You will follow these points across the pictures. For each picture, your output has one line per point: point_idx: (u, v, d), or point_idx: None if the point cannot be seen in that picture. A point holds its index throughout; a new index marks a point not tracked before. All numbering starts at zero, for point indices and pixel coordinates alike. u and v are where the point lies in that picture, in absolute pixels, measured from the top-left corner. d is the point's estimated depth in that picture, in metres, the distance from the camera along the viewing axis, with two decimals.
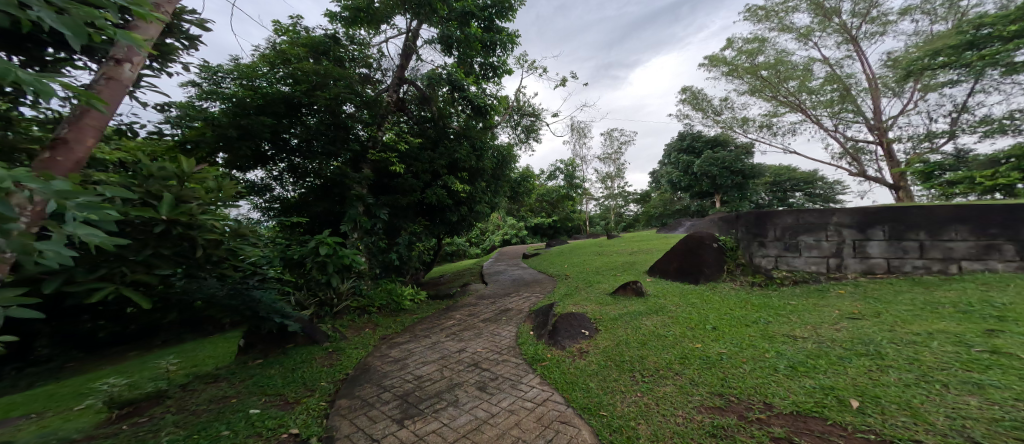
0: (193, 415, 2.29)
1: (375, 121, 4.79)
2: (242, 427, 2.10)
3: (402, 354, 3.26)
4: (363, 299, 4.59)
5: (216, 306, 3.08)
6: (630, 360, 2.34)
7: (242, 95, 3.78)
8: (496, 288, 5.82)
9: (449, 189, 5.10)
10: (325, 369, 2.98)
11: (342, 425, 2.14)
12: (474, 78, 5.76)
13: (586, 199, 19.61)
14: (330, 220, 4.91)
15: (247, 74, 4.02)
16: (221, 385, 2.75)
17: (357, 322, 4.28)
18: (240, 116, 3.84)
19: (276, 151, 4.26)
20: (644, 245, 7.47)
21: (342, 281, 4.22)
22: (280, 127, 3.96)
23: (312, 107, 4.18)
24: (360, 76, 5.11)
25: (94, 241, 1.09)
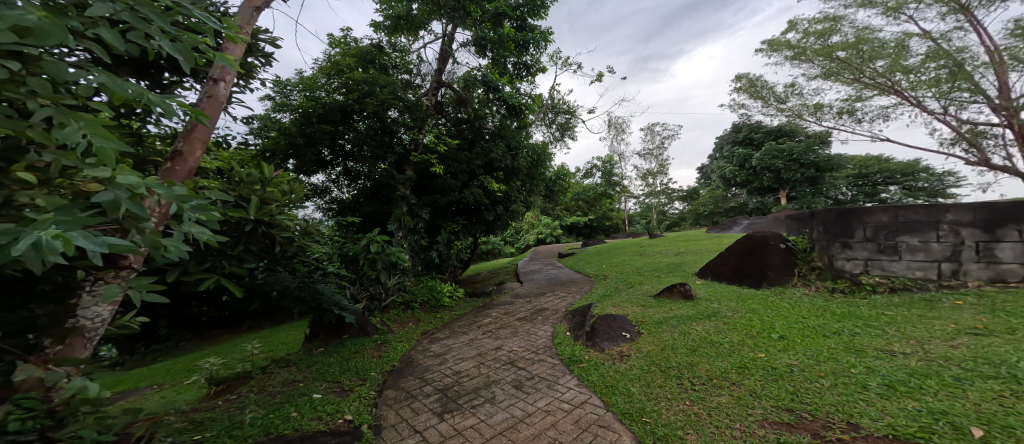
0: (270, 395, 2.54)
1: (416, 124, 4.98)
2: (308, 410, 2.29)
3: (441, 349, 3.38)
4: (407, 295, 4.80)
5: (287, 298, 3.40)
6: (678, 367, 2.21)
7: (305, 106, 4.15)
8: (531, 288, 5.82)
9: (486, 189, 5.19)
10: (375, 360, 3.16)
11: (388, 415, 2.25)
12: (509, 78, 5.79)
13: (626, 197, 18.99)
14: (379, 220, 5.12)
15: (309, 86, 4.39)
16: (291, 369, 3.02)
17: (402, 316, 4.49)
18: (305, 125, 4.22)
19: (334, 156, 4.59)
20: (690, 245, 7.09)
21: (388, 276, 4.46)
22: (337, 133, 4.28)
23: (362, 114, 4.44)
24: (402, 81, 5.43)
25: (205, 239, 1.22)
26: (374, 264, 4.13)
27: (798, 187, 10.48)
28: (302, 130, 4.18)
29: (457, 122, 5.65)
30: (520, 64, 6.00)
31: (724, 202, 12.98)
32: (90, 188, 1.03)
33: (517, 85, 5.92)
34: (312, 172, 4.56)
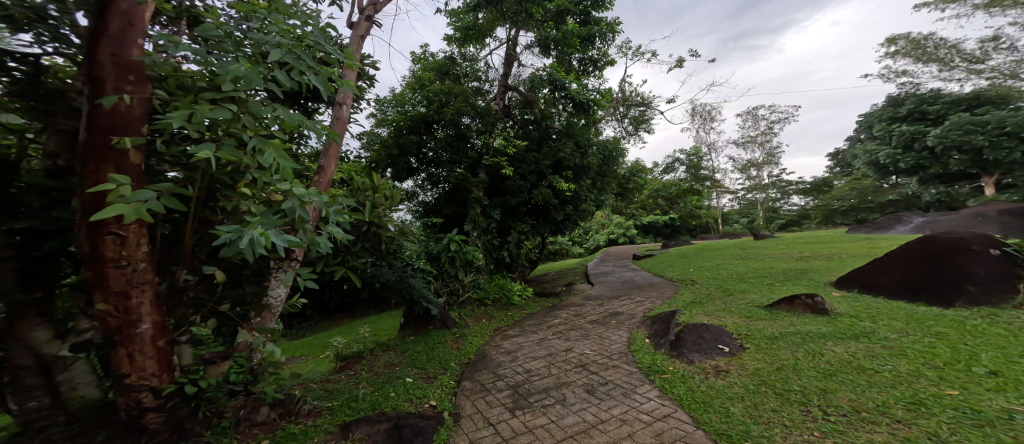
0: (375, 375, 2.91)
1: (489, 128, 5.17)
2: (401, 391, 2.55)
3: (513, 346, 3.50)
4: (481, 292, 4.99)
5: (387, 290, 3.82)
6: (803, 392, 1.96)
7: (398, 120, 4.67)
8: (604, 290, 5.69)
9: (556, 189, 5.21)
10: (454, 351, 3.39)
11: (466, 405, 2.41)
12: (576, 74, 5.73)
13: (718, 192, 17.51)
14: (456, 221, 5.43)
15: (399, 101, 4.88)
16: (390, 353, 3.42)
17: (476, 312, 4.71)
18: (398, 136, 4.73)
19: (420, 163, 5.02)
20: (817, 249, 6.19)
21: (465, 274, 4.73)
22: (422, 142, 4.70)
23: (441, 123, 4.80)
24: (473, 89, 5.70)
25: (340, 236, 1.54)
26: (454, 261, 4.43)
27: (1017, 172, 6.87)
28: (397, 141, 4.70)
29: (523, 123, 5.74)
30: (586, 59, 5.93)
31: (878, 195, 9.94)
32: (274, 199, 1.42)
33: (586, 81, 5.83)
34: (401, 179, 5.06)
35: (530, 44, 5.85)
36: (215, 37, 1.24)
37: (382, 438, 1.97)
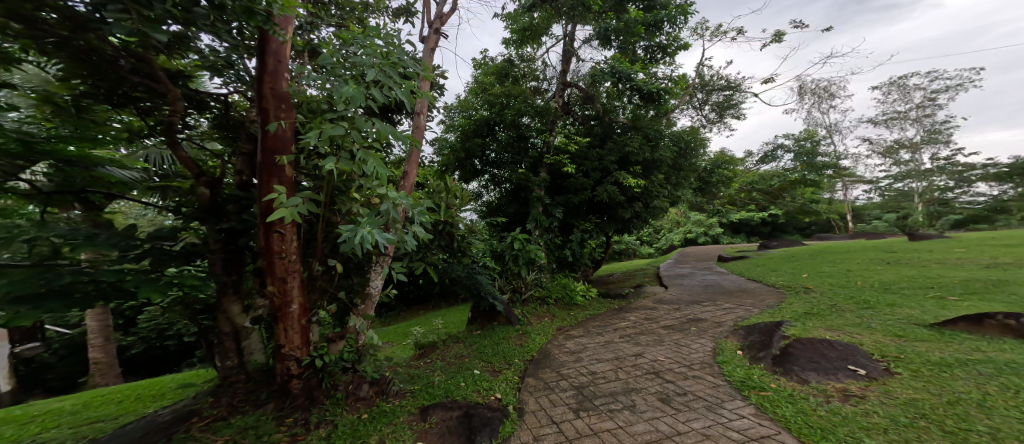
0: (448, 364, 3.14)
1: (548, 127, 5.19)
2: (469, 382, 2.70)
3: (575, 346, 3.50)
4: (544, 291, 5.05)
5: (456, 285, 4.05)
6: (991, 435, 1.55)
7: (463, 125, 4.94)
8: (678, 294, 5.39)
9: (625, 188, 5.05)
10: (519, 348, 3.47)
11: (529, 401, 2.47)
12: (642, 64, 5.50)
13: (846, 183, 15.41)
14: (517, 221, 5.50)
15: (464, 106, 5.11)
16: (460, 345, 3.65)
17: (539, 310, 4.77)
18: (465, 139, 5.00)
19: (483, 165, 5.19)
20: (1018, 254, 5.08)
21: (528, 272, 4.85)
22: (485, 145, 4.92)
23: (502, 125, 4.94)
24: (531, 88, 5.75)
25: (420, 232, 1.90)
26: (517, 260, 4.54)
27: None
28: (463, 145, 4.99)
29: (585, 119, 5.66)
30: (653, 47, 5.67)
31: None
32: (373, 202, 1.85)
33: (653, 70, 5.60)
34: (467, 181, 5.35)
35: (588, 38, 5.79)
36: (327, 70, 1.72)
37: (454, 425, 2.13)
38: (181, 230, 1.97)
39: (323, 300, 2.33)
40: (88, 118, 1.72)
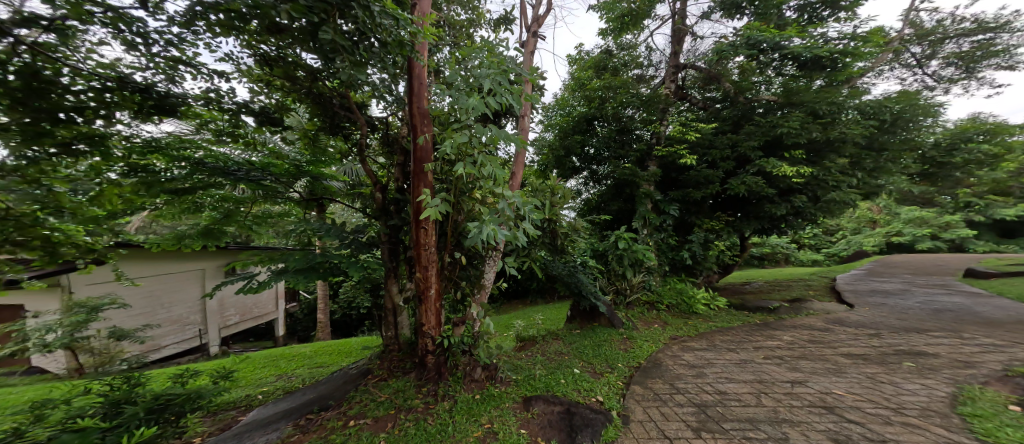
0: (548, 360, 4.06)
1: (656, 118, 5.46)
2: (573, 380, 3.45)
3: (692, 360, 3.83)
4: (652, 295, 5.49)
5: (561, 280, 4.79)
6: None
7: (562, 124, 5.65)
8: (875, 317, 4.93)
9: (781, 180, 4.83)
10: (624, 353, 4.01)
11: (636, 410, 2.91)
12: (795, 26, 5.08)
13: None
14: (624, 216, 5.90)
15: (560, 103, 5.83)
16: (557, 343, 4.57)
17: (645, 315, 5.23)
18: (564, 136, 5.69)
19: (583, 162, 5.85)
20: None
21: (634, 274, 5.24)
22: (585, 140, 5.56)
23: (600, 119, 5.50)
24: (634, 77, 6.10)
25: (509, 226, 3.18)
26: (622, 260, 5.10)
27: None
28: (564, 142, 5.67)
29: (706, 102, 5.85)
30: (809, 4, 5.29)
31: None
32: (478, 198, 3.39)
33: (813, 29, 5.00)
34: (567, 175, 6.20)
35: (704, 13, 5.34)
36: (457, 99, 3.31)
37: (556, 421, 2.82)
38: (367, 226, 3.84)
39: (450, 285, 3.75)
40: (316, 146, 4.05)
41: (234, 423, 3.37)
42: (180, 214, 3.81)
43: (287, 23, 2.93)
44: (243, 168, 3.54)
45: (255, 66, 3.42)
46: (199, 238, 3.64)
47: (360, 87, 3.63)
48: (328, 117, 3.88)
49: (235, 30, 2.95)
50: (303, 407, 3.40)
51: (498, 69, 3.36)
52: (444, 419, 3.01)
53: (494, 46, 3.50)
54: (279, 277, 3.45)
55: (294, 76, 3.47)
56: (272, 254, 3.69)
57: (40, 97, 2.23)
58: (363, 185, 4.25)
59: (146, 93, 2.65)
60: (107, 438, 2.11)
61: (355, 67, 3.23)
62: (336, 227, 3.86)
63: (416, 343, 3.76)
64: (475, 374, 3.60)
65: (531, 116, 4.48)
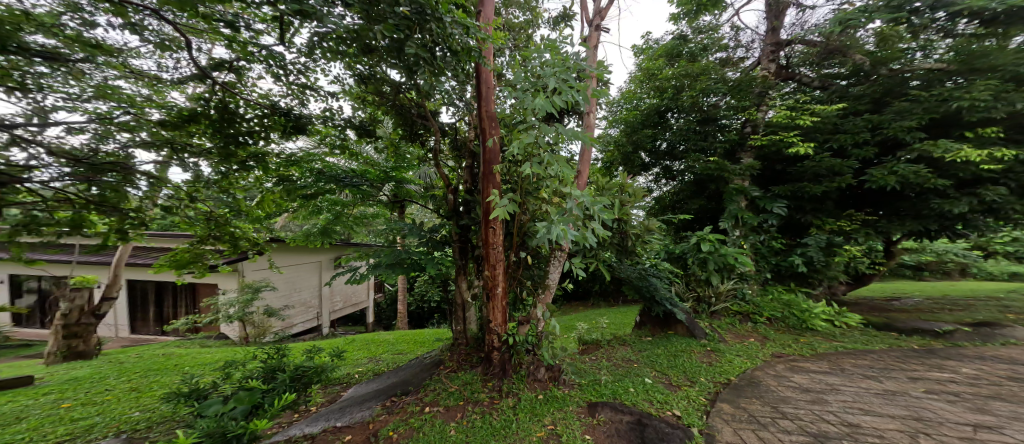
0: (614, 366, 4.11)
1: (749, 104, 5.93)
2: (641, 390, 3.43)
3: (803, 381, 3.58)
4: (747, 306, 5.49)
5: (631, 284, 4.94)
6: None
7: (633, 120, 6.63)
8: None
9: (958, 168, 4.50)
10: (708, 367, 3.94)
11: (724, 430, 2.82)
12: None
13: None
14: (704, 214, 6.69)
15: (630, 100, 6.86)
16: (624, 349, 4.68)
17: (733, 326, 5.20)
18: (634, 132, 6.69)
19: (654, 157, 6.75)
20: None
21: (721, 282, 5.44)
22: (658, 137, 6.45)
23: (674, 114, 6.36)
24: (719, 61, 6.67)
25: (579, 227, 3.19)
26: (705, 264, 5.25)
27: None
28: (634, 137, 6.63)
29: (824, 78, 5.76)
30: None
31: None
32: (549, 198, 3.38)
33: None
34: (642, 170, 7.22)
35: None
36: (525, 100, 3.37)
37: (623, 429, 2.85)
38: (441, 226, 4.02)
39: (515, 282, 3.89)
40: (401, 154, 4.55)
41: (339, 398, 3.84)
42: (307, 213, 4.65)
43: (376, 44, 3.30)
44: (348, 176, 4.16)
45: (353, 85, 3.98)
46: (319, 236, 4.54)
47: (432, 96, 3.82)
48: (409, 126, 4.26)
49: (339, 55, 3.41)
50: (389, 390, 3.67)
51: (562, 67, 3.36)
52: (507, 415, 3.07)
53: (558, 45, 3.44)
54: (374, 269, 3.73)
55: (382, 92, 3.89)
56: (364, 251, 4.12)
57: (231, 124, 3.62)
58: (437, 188, 4.51)
59: (288, 115, 3.86)
60: (267, 397, 3.12)
61: (432, 76, 3.52)
62: (416, 226, 4.07)
63: (483, 339, 3.88)
64: (539, 374, 3.59)
65: (598, 114, 4.39)
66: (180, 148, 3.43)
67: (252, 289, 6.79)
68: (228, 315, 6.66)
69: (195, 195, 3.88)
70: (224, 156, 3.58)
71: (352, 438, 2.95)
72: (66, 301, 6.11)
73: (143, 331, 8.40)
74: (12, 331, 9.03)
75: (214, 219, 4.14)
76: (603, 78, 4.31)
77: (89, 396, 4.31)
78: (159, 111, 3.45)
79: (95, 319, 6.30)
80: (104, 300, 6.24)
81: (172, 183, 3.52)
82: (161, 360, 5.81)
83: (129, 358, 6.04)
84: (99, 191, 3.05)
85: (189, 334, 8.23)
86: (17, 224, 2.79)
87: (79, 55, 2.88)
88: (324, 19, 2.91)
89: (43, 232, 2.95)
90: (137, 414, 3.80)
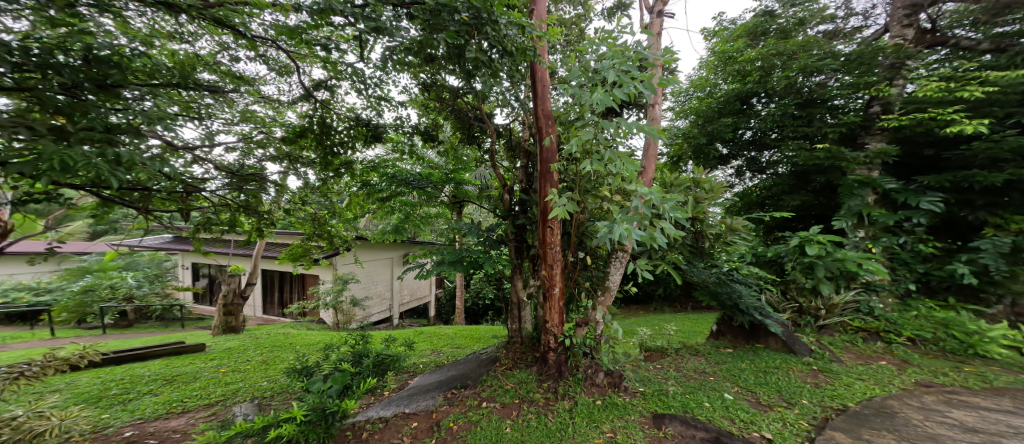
0: (687, 377, 3.88)
1: (876, 80, 5.58)
2: (720, 407, 3.18)
3: (968, 419, 2.90)
4: (861, 320, 4.78)
5: (710, 288, 4.65)
6: None
7: (706, 110, 7.12)
8: None
9: None
10: (816, 388, 3.47)
11: None
12: None
13: None
14: (805, 214, 6.33)
15: (706, 84, 7.56)
16: (700, 359, 4.37)
17: (841, 343, 4.56)
18: (706, 123, 7.11)
19: (734, 148, 7.09)
20: None
21: (834, 293, 4.79)
22: (737, 124, 6.73)
23: (759, 99, 6.74)
24: (826, 35, 6.33)
25: (641, 235, 2.95)
26: (815, 270, 4.67)
27: None
28: (706, 130, 6.91)
29: (998, 38, 5.17)
30: None
31: None
32: (613, 195, 3.23)
33: None
34: (724, 162, 7.30)
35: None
36: (584, 95, 3.25)
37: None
38: (497, 227, 4.06)
39: (575, 282, 3.82)
40: (460, 158, 4.72)
41: (407, 385, 4.12)
42: (382, 213, 5.00)
43: (437, 53, 3.47)
44: (417, 179, 4.39)
45: (419, 93, 4.24)
46: (393, 234, 5.04)
47: (487, 97, 3.88)
48: (467, 129, 4.41)
49: (406, 66, 3.64)
50: (450, 382, 3.82)
51: (621, 58, 3.20)
52: (564, 418, 3.01)
53: (616, 35, 3.28)
54: (437, 267, 3.89)
55: (442, 98, 4.09)
56: (428, 249, 4.35)
57: (326, 137, 4.17)
58: (493, 188, 4.56)
59: (368, 126, 4.22)
60: (356, 379, 3.47)
61: (490, 79, 3.53)
62: (475, 226, 4.17)
63: (538, 339, 3.88)
64: (598, 379, 3.46)
65: (662, 105, 4.13)
66: (297, 162, 4.15)
67: (344, 280, 7.69)
68: (326, 303, 7.52)
69: (305, 199, 4.58)
70: (324, 164, 4.26)
71: (417, 425, 3.12)
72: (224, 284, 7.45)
73: (271, 313, 9.87)
74: (193, 305, 11.50)
75: (319, 219, 4.71)
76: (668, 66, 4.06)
77: (237, 363, 5.28)
78: (282, 129, 4.33)
79: (242, 300, 7.61)
80: (248, 285, 7.52)
81: (291, 191, 4.34)
82: (277, 337, 6.85)
83: (263, 334, 7.19)
84: (246, 198, 4.10)
85: (303, 318, 9.37)
86: (200, 225, 4.17)
87: (230, 86, 3.95)
88: (397, 33, 3.16)
89: (214, 230, 4.26)
90: (265, 384, 4.50)
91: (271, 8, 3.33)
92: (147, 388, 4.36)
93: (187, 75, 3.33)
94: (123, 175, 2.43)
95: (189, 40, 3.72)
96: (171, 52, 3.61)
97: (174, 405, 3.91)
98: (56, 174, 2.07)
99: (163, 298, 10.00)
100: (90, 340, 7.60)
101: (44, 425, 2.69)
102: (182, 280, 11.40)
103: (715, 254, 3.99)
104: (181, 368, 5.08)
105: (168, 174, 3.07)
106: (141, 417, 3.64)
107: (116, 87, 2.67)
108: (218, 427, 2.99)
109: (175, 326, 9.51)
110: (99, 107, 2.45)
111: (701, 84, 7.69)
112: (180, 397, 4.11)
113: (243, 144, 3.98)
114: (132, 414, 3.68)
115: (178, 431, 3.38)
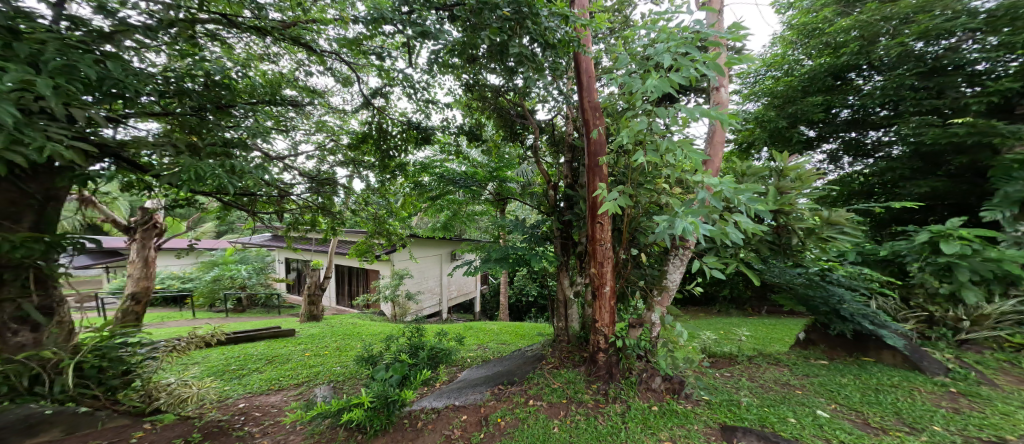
0: (770, 388, 3.48)
1: None
2: (813, 424, 2.81)
3: None
4: (1018, 335, 3.85)
5: (797, 291, 4.14)
6: None
7: (786, 90, 6.37)
8: None
9: None
10: (953, 415, 2.87)
11: None
12: None
13: None
14: (930, 203, 5.29)
15: (785, 60, 6.77)
16: (781, 369, 3.91)
17: (987, 362, 3.71)
18: (786, 105, 6.35)
19: (823, 130, 6.24)
20: None
21: (981, 301, 3.92)
22: (827, 103, 5.89)
23: (860, 73, 5.84)
24: None
25: (711, 232, 2.65)
26: (955, 275, 3.88)
27: None
28: (785, 112, 6.16)
29: None
30: None
31: None
32: (677, 190, 2.99)
33: None
34: (812, 147, 6.47)
35: None
36: (636, 84, 3.04)
37: None
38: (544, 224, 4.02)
39: (626, 281, 3.64)
40: (507, 156, 4.76)
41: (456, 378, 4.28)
42: (431, 212, 5.22)
43: (479, 52, 3.54)
44: (466, 178, 4.53)
45: (463, 94, 4.38)
46: (446, 232, 5.26)
47: (529, 93, 3.86)
48: (509, 126, 4.45)
49: (450, 68, 3.78)
50: (497, 378, 3.88)
51: (677, 39, 2.91)
52: (615, 422, 2.90)
53: (672, 13, 3.00)
54: (488, 264, 3.95)
55: (485, 97, 4.18)
56: (477, 246, 4.46)
57: (385, 141, 4.49)
58: (536, 185, 4.52)
59: (419, 128, 4.45)
60: (412, 369, 3.66)
61: (535, 73, 3.48)
62: (521, 223, 4.19)
63: (587, 339, 3.78)
64: (655, 384, 3.27)
65: (729, 88, 3.75)
66: (360, 166, 4.50)
67: (400, 275, 8.30)
68: (385, 295, 8.19)
69: (369, 200, 4.97)
70: (382, 167, 4.56)
71: (467, 418, 3.19)
72: (308, 277, 8.43)
73: (343, 304, 10.94)
74: (286, 295, 13.14)
75: (379, 218, 5.10)
76: (735, 44, 3.68)
77: (319, 349, 5.92)
78: (349, 137, 4.73)
79: (322, 291, 8.50)
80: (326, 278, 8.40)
81: (358, 194, 4.72)
82: (349, 327, 7.55)
83: (337, 323, 8.01)
84: (324, 200, 4.55)
85: (368, 309, 10.32)
86: (289, 225, 4.73)
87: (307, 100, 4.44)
88: (446, 36, 3.29)
89: (298, 228, 4.80)
90: (340, 368, 4.98)
91: (335, 23, 3.64)
92: (255, 366, 5.09)
93: (275, 94, 3.84)
94: (238, 182, 2.81)
95: (276, 62, 4.24)
96: (264, 72, 4.14)
97: (273, 383, 4.50)
98: (192, 183, 2.46)
99: (265, 288, 11.56)
100: (216, 321, 9.11)
101: (188, 391, 3.23)
102: (278, 272, 13.01)
103: (809, 253, 3.50)
104: (279, 350, 5.84)
105: (268, 179, 3.50)
106: (250, 391, 4.24)
107: (227, 106, 3.27)
108: (304, 406, 3.31)
109: (275, 312, 10.94)
110: (218, 125, 3.00)
111: (777, 63, 6.90)
112: (277, 375, 4.72)
113: (319, 152, 4.44)
114: (244, 388, 4.30)
115: (276, 406, 3.87)
